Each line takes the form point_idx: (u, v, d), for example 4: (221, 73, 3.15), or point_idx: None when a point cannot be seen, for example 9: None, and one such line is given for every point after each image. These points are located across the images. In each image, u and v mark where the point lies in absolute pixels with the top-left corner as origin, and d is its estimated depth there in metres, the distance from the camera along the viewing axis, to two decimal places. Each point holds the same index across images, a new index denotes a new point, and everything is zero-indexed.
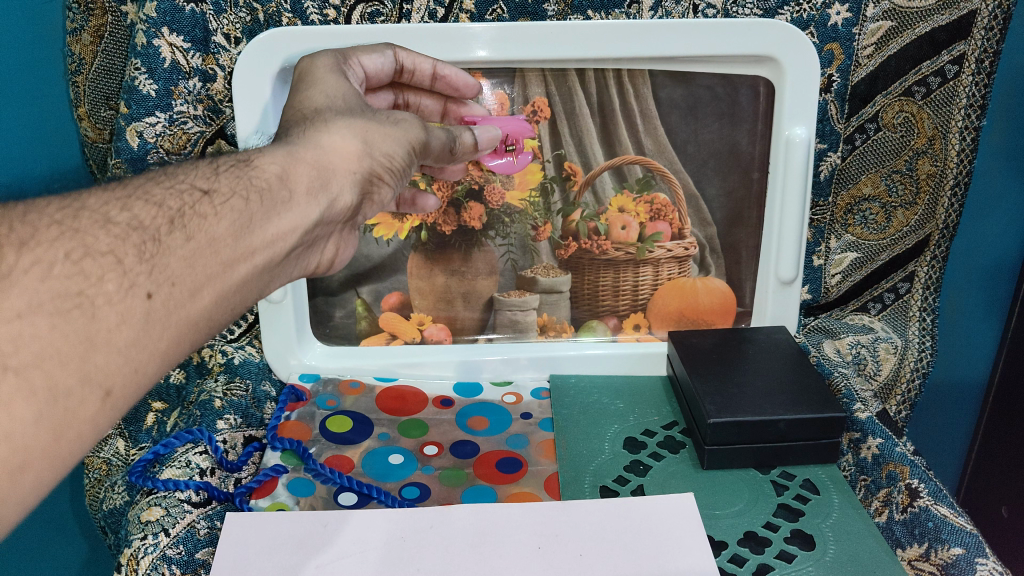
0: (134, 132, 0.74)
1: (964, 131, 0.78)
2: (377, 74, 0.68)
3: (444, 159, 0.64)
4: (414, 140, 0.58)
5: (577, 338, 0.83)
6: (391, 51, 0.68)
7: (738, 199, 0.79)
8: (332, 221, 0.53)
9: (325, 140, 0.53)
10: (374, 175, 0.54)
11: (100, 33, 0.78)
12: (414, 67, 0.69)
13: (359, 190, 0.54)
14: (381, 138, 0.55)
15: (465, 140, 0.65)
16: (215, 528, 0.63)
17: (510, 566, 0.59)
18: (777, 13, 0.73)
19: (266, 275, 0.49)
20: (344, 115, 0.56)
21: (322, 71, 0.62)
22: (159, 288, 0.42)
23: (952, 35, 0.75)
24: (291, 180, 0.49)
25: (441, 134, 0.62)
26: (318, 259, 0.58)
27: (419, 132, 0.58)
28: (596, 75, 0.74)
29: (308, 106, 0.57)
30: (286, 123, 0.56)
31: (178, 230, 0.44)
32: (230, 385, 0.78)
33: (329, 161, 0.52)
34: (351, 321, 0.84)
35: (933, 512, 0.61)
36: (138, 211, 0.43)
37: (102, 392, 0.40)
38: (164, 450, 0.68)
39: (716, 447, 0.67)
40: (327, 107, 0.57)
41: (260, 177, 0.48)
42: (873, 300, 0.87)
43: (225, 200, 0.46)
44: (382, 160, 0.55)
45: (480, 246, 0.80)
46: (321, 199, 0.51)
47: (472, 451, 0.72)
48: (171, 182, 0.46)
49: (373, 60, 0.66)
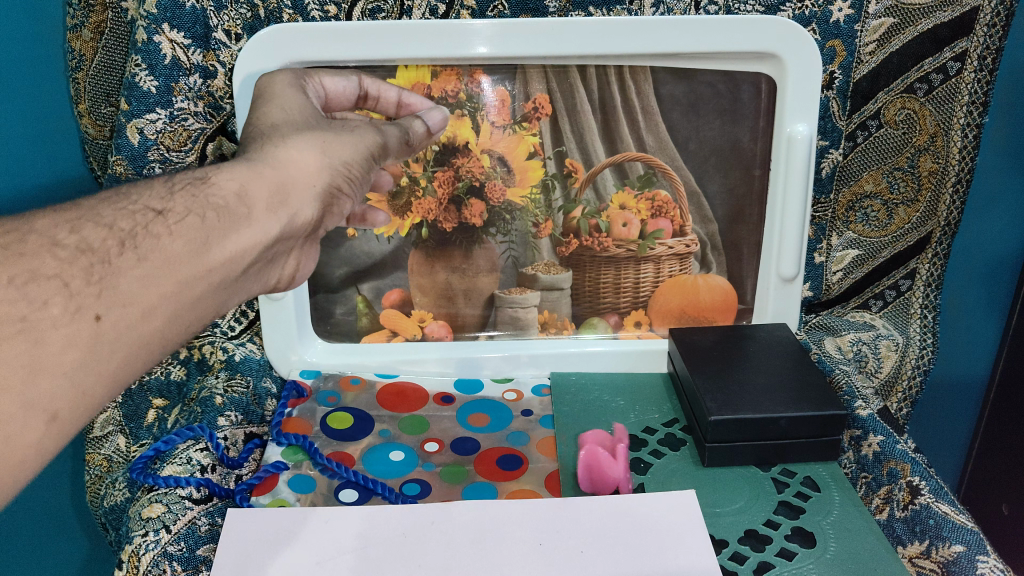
0: (134, 128, 0.74)
1: (965, 128, 0.78)
2: (341, 96, 0.69)
3: (401, 152, 0.65)
4: (372, 144, 0.59)
5: (577, 335, 0.83)
6: (357, 77, 0.69)
7: (739, 196, 0.79)
8: (291, 233, 0.54)
9: (283, 155, 0.53)
10: (336, 185, 0.56)
11: (100, 29, 0.78)
12: (379, 94, 0.71)
13: (319, 203, 0.55)
14: (340, 149, 0.56)
15: (416, 128, 0.66)
16: (215, 525, 0.64)
17: (511, 563, 0.59)
18: (779, 9, 0.73)
19: (223, 291, 0.50)
20: (302, 129, 0.56)
21: (280, 84, 0.62)
22: (109, 310, 0.42)
23: (955, 32, 0.75)
24: (249, 197, 0.50)
25: (395, 129, 0.63)
26: (279, 273, 0.59)
27: (373, 135, 0.59)
28: (598, 71, 0.74)
29: (266, 119, 0.57)
30: (244, 136, 0.56)
31: (130, 251, 0.44)
32: (231, 381, 0.77)
33: (289, 176, 0.53)
34: (351, 318, 0.84)
35: (934, 509, 0.61)
36: (87, 233, 0.43)
37: (47, 416, 0.40)
38: (164, 446, 0.68)
39: (716, 444, 0.67)
40: (285, 120, 0.57)
41: (217, 195, 0.49)
42: (873, 298, 0.86)
43: (180, 218, 0.46)
44: (343, 172, 0.56)
45: (481, 243, 0.79)
46: (282, 215, 0.52)
47: (473, 447, 0.72)
48: (124, 203, 0.46)
49: (337, 82, 0.68)
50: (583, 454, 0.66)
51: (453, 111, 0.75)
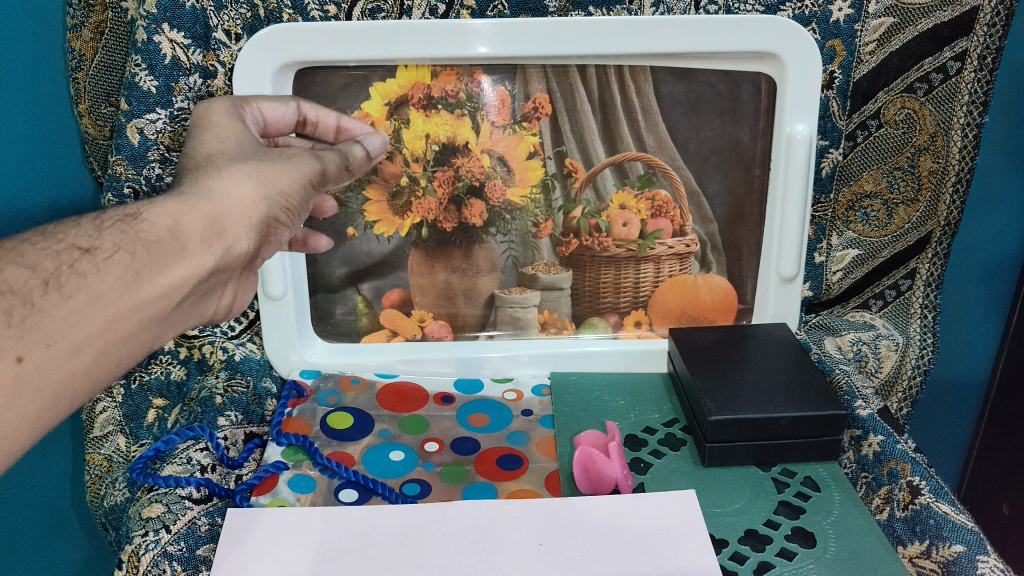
0: (134, 128, 0.74)
1: (966, 128, 0.78)
2: (279, 122, 0.65)
3: (341, 179, 0.61)
4: (310, 173, 0.55)
5: (577, 335, 0.83)
6: (295, 102, 0.66)
7: (739, 195, 0.79)
8: (230, 265, 0.52)
9: (217, 186, 0.51)
10: (272, 217, 0.53)
11: (100, 30, 0.78)
12: (318, 120, 0.68)
13: (256, 234, 0.52)
14: (277, 178, 0.53)
15: (355, 153, 0.62)
16: (215, 525, 0.64)
17: (511, 563, 0.59)
18: (778, 9, 0.73)
19: (158, 325, 0.49)
20: (238, 159, 0.54)
21: (218, 115, 0.59)
22: (31, 351, 0.43)
23: (954, 31, 0.75)
24: (183, 230, 0.49)
25: (333, 155, 0.59)
26: (215, 305, 0.56)
27: (312, 163, 0.56)
28: (597, 71, 0.74)
29: (202, 149, 0.55)
30: (180, 166, 0.54)
31: (54, 291, 0.44)
32: (231, 381, 0.77)
33: (223, 208, 0.50)
34: (351, 318, 0.84)
35: (934, 509, 0.61)
36: (9, 274, 0.44)
37: None
38: (164, 446, 0.68)
39: (716, 444, 0.67)
40: (221, 150, 0.55)
41: (148, 231, 0.47)
42: (874, 297, 0.86)
43: (109, 255, 0.46)
44: (280, 202, 0.53)
45: (481, 243, 0.79)
46: (217, 247, 0.50)
47: (473, 447, 0.72)
48: (48, 243, 0.46)
49: (275, 109, 0.64)
50: (577, 454, 0.66)
51: (453, 111, 0.75)
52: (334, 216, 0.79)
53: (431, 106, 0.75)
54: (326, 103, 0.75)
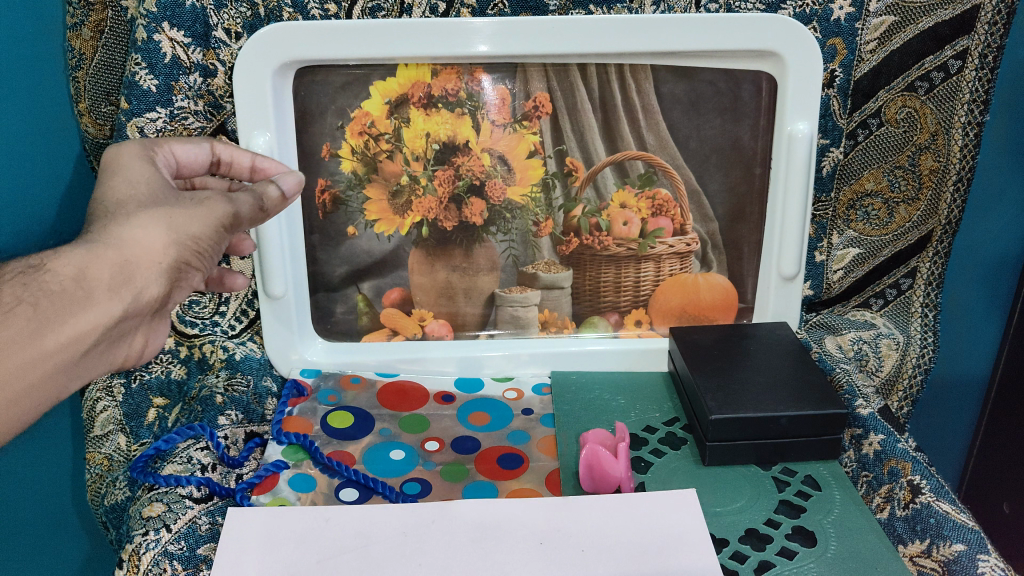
0: (134, 127, 0.73)
1: (967, 127, 0.78)
2: (191, 163, 0.66)
3: (254, 220, 0.60)
4: (222, 216, 0.56)
5: (577, 334, 0.83)
6: (209, 143, 0.67)
7: (740, 194, 0.79)
8: (139, 310, 0.54)
9: (126, 233, 0.52)
10: (183, 261, 0.54)
11: (100, 28, 0.78)
12: (232, 160, 0.68)
13: (167, 279, 0.54)
14: (187, 223, 0.54)
15: (270, 192, 0.60)
16: (216, 524, 0.63)
17: (511, 563, 0.58)
18: (780, 7, 0.73)
19: (65, 372, 0.52)
20: (148, 205, 0.55)
21: (127, 156, 0.60)
22: None
23: (955, 30, 0.75)
24: (89, 280, 0.50)
25: (248, 197, 0.59)
26: (126, 351, 0.59)
27: (225, 206, 0.56)
28: (598, 70, 0.74)
29: (112, 195, 0.56)
30: (96, 207, 0.55)
31: None
32: (231, 381, 0.77)
33: (132, 254, 0.52)
34: (351, 317, 0.83)
35: (934, 508, 0.61)
36: None
37: None
38: (164, 445, 0.68)
39: (716, 443, 0.67)
40: (131, 196, 0.56)
41: (53, 282, 0.49)
42: (875, 296, 0.86)
43: (10, 309, 0.48)
44: (191, 246, 0.54)
45: (481, 242, 0.79)
46: (125, 295, 0.52)
47: (473, 446, 0.72)
48: None
49: (186, 149, 0.65)
50: (583, 452, 0.65)
51: (453, 110, 0.75)
52: (334, 215, 0.79)
53: (431, 105, 0.75)
54: (326, 102, 0.75)
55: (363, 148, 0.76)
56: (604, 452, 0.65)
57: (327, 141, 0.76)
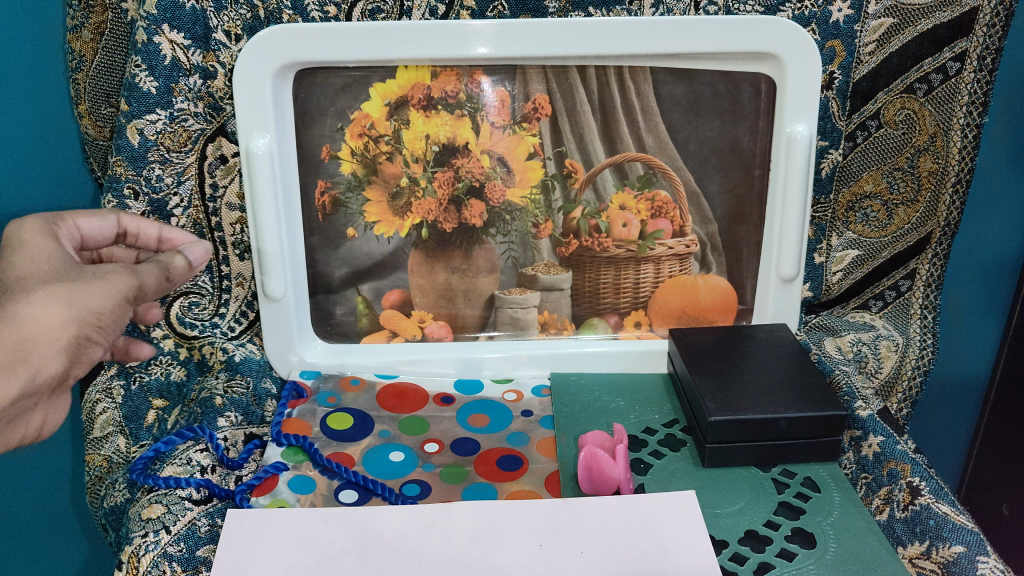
0: (134, 129, 0.73)
1: (965, 129, 0.78)
2: (96, 235, 0.67)
3: (159, 290, 0.61)
4: (126, 290, 0.56)
5: (577, 336, 0.83)
6: (114, 216, 0.68)
7: (739, 196, 0.79)
8: (38, 388, 0.54)
9: (24, 311, 0.52)
10: (85, 336, 0.54)
11: (101, 30, 0.78)
12: (138, 231, 0.69)
13: (68, 356, 0.54)
14: (88, 299, 0.54)
15: (175, 263, 0.62)
16: (215, 525, 0.63)
17: (511, 564, 0.58)
18: (779, 9, 0.73)
19: None
20: (47, 281, 0.54)
21: (29, 232, 0.60)
22: None
23: (954, 32, 0.75)
24: None
25: (152, 268, 0.60)
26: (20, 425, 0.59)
27: (128, 278, 0.57)
28: (597, 71, 0.74)
29: (13, 270, 0.56)
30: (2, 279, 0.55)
31: None
32: (231, 382, 0.77)
33: (30, 334, 0.52)
34: (351, 319, 0.83)
35: (934, 509, 0.61)
36: None
37: None
38: (164, 447, 0.69)
39: (716, 445, 0.67)
40: (31, 272, 0.56)
41: None
42: (874, 298, 0.86)
43: None
44: (93, 321, 0.54)
45: (481, 243, 0.79)
46: (22, 373, 0.52)
47: (473, 448, 0.72)
48: None
49: (91, 223, 0.66)
50: (583, 454, 0.65)
51: (453, 111, 0.75)
52: (334, 217, 0.79)
53: (430, 107, 0.75)
54: (326, 104, 0.75)
55: (363, 149, 0.76)
56: (604, 454, 0.65)
57: (327, 142, 0.76)
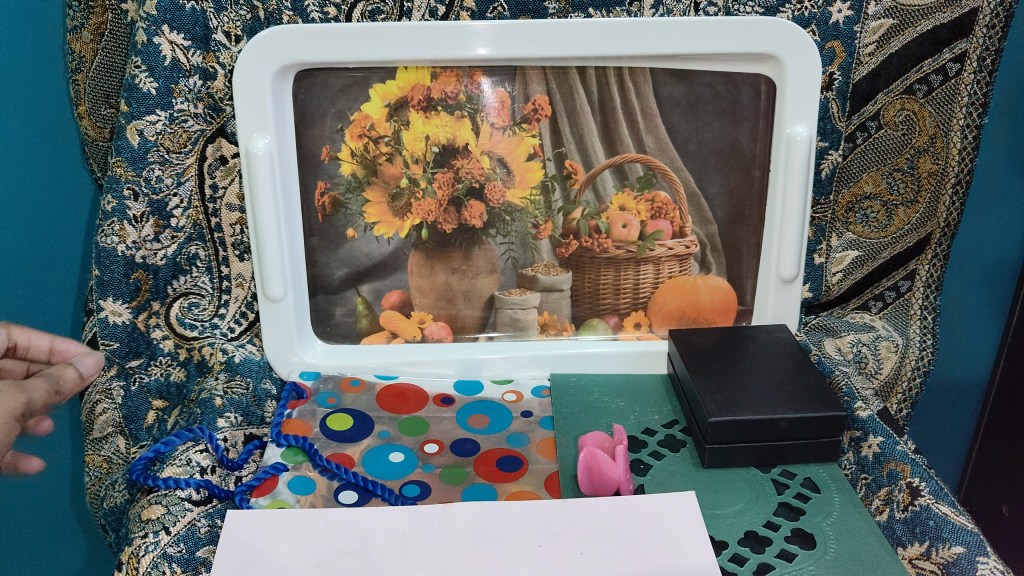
0: (134, 129, 0.73)
1: (965, 129, 0.78)
2: None
3: (51, 405, 0.56)
4: (14, 406, 0.51)
5: (577, 336, 0.83)
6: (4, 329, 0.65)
7: (739, 197, 0.79)
8: None
9: None
10: None
11: (101, 31, 0.78)
12: (27, 344, 0.66)
13: None
14: None
15: (67, 375, 0.57)
16: (215, 526, 0.63)
17: (511, 565, 0.58)
18: (778, 10, 0.73)
19: None
20: None
21: None
22: None
23: (954, 33, 0.75)
24: None
25: (42, 382, 0.54)
26: None
27: (18, 395, 0.51)
28: (597, 72, 0.74)
29: None
30: None
31: None
32: (230, 383, 0.77)
33: None
34: (351, 319, 0.83)
35: (934, 510, 0.61)
36: None
37: None
38: (164, 448, 0.69)
39: (716, 446, 0.67)
40: None
41: None
42: (873, 299, 0.86)
43: None
44: None
45: (481, 244, 0.79)
46: None
47: (473, 449, 0.72)
48: None
49: None
50: (582, 455, 0.65)
51: (453, 112, 0.75)
52: (334, 218, 0.79)
53: (430, 108, 0.75)
54: (326, 105, 0.75)
55: (363, 150, 0.76)
56: (604, 455, 0.65)
57: (327, 143, 0.76)
